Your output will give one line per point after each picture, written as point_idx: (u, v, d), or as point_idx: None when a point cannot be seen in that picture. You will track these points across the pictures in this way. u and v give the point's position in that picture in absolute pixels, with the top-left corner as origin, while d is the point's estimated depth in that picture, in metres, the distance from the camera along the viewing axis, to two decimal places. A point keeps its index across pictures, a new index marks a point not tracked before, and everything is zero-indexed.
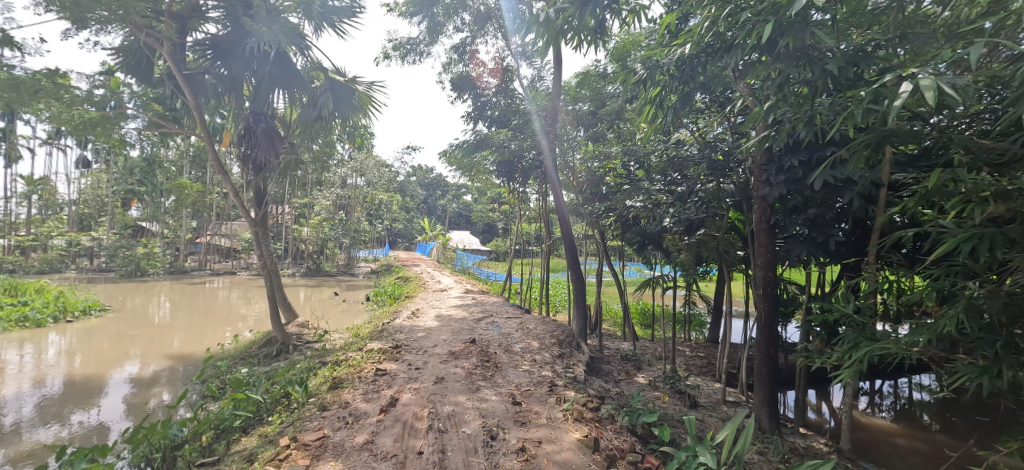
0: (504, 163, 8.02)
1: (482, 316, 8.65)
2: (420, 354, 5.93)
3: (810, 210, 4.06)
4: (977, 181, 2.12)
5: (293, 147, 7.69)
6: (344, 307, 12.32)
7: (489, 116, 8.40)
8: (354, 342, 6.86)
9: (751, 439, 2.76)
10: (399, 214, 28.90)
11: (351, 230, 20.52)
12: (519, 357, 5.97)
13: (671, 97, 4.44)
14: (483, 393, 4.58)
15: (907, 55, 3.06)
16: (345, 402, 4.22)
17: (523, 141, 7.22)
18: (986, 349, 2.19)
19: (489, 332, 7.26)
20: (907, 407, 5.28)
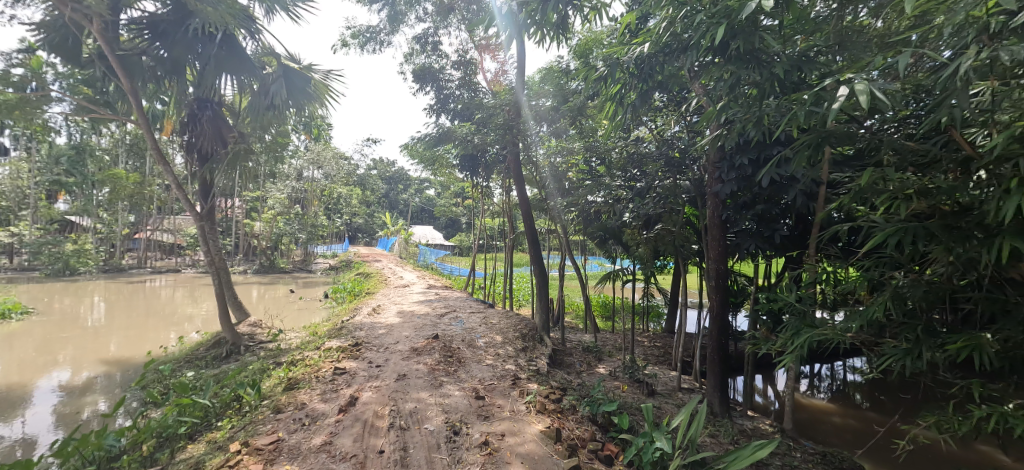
0: (466, 157, 8.17)
1: (445, 311, 8.63)
2: (382, 352, 5.86)
3: (758, 206, 4.30)
4: (903, 180, 2.31)
5: (244, 136, 7.32)
6: (301, 305, 11.97)
7: (452, 109, 8.30)
8: (311, 341, 6.70)
9: (704, 423, 2.93)
10: (359, 208, 28.26)
11: (307, 225, 19.92)
12: (482, 352, 6.01)
13: (631, 94, 4.55)
14: (446, 388, 4.59)
15: (845, 62, 3.30)
16: (302, 403, 4.13)
17: (484, 137, 6.97)
18: (908, 333, 2.40)
19: (452, 327, 7.26)
20: (842, 388, 5.71)
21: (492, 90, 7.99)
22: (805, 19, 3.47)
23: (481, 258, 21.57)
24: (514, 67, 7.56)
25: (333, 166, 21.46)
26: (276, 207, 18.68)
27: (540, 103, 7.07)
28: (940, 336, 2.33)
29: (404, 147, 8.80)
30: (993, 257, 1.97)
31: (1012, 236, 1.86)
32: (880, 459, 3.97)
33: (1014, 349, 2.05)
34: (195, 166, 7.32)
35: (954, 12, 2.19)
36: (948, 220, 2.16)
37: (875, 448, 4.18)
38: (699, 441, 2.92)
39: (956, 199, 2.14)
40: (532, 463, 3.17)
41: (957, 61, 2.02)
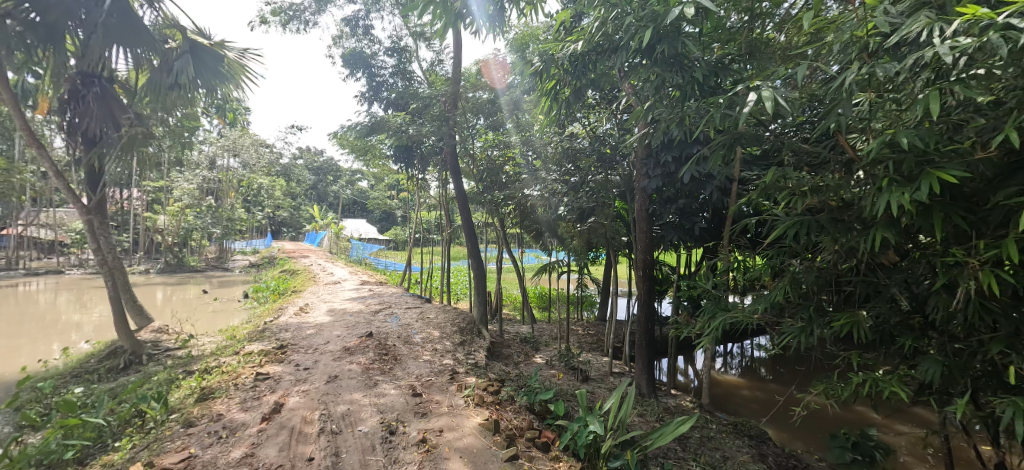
0: (400, 147, 7.95)
1: (379, 308, 8.45)
2: (310, 353, 5.64)
3: (680, 201, 4.66)
4: (800, 179, 2.60)
5: (141, 119, 6.65)
6: (217, 307, 11.13)
7: (385, 97, 8.11)
8: (228, 345, 6.29)
9: (633, 404, 3.15)
10: (283, 201, 26.69)
11: (222, 219, 18.47)
12: (419, 348, 5.98)
13: (565, 90, 4.68)
14: (381, 387, 4.53)
15: (753, 70, 3.66)
16: (218, 414, 3.88)
17: (421, 128, 6.81)
18: (803, 313, 2.73)
19: (387, 325, 7.12)
20: (750, 364, 6.35)
21: (428, 80, 7.89)
22: (721, 29, 3.79)
23: (417, 252, 21.36)
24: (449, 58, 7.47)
25: (254, 154, 20.06)
26: (184, 199, 17.12)
27: (478, 96, 7.14)
28: (828, 314, 2.67)
29: (334, 136, 8.46)
30: (869, 246, 2.27)
31: (882, 228, 2.16)
32: (781, 424, 4.50)
33: (883, 324, 2.40)
34: (79, 149, 6.61)
35: (841, 32, 2.49)
36: (835, 214, 2.46)
37: (777, 415, 4.73)
38: (629, 421, 3.14)
39: (841, 196, 2.45)
40: (470, 456, 3.23)
41: (843, 75, 2.29)
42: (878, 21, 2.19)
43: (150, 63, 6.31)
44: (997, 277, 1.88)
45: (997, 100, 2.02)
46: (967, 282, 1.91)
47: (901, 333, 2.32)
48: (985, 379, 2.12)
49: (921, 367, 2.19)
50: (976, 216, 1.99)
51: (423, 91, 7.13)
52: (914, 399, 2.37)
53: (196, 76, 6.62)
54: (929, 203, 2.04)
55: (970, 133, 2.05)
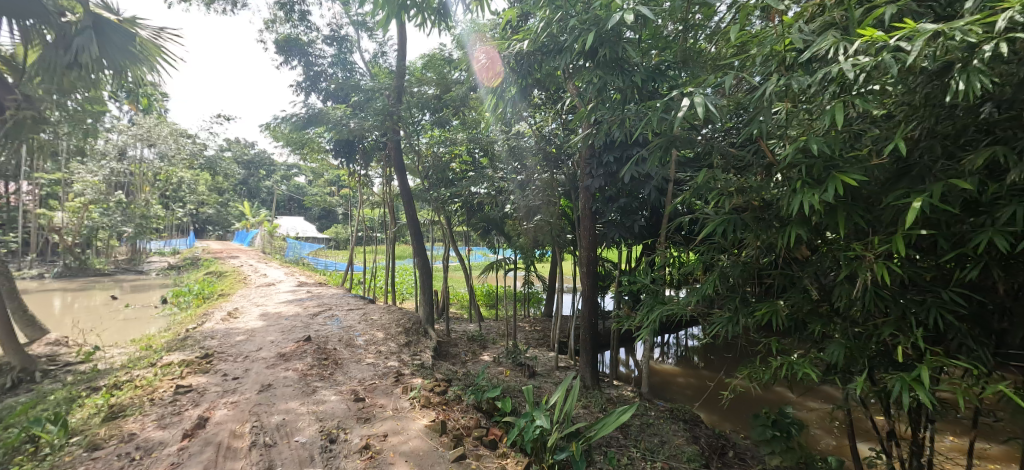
0: (341, 142, 7.68)
1: (318, 310, 8.14)
2: (240, 361, 5.36)
3: (621, 200, 4.92)
4: (727, 180, 2.82)
5: (30, 100, 5.66)
6: (128, 314, 10.18)
7: (325, 88, 7.86)
8: (142, 355, 5.79)
9: (577, 397, 3.27)
10: (207, 197, 24.89)
11: (134, 216, 16.88)
12: (362, 351, 5.85)
13: (511, 89, 4.73)
14: (320, 394, 4.39)
15: (687, 77, 3.92)
16: (131, 433, 3.56)
17: (363, 121, 6.67)
18: (730, 304, 2.95)
19: (327, 328, 6.88)
20: (685, 353, 6.77)
21: (371, 72, 7.71)
22: (658, 36, 4.01)
23: (361, 251, 20.76)
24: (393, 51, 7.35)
25: (174, 146, 18.54)
26: (87, 193, 15.41)
27: (423, 90, 6.94)
28: (751, 304, 2.92)
29: (267, 128, 8.00)
30: (786, 241, 2.50)
31: (796, 226, 2.40)
32: (712, 408, 4.85)
33: (797, 312, 2.65)
34: None
35: (763, 46, 2.71)
36: (758, 213, 2.69)
37: (708, 399, 5.08)
38: (574, 414, 3.26)
39: (762, 196, 2.67)
40: (416, 459, 3.22)
41: (764, 85, 2.51)
42: (793, 38, 2.41)
43: (42, 39, 5.54)
44: (889, 268, 2.15)
45: (889, 113, 2.30)
46: (865, 273, 2.16)
47: (812, 319, 2.58)
48: (878, 358, 2.42)
49: (828, 349, 2.43)
50: (872, 215, 2.25)
51: (366, 84, 7.00)
52: (822, 378, 2.65)
53: (102, 54, 5.74)
54: (835, 204, 2.28)
55: (867, 142, 2.32)
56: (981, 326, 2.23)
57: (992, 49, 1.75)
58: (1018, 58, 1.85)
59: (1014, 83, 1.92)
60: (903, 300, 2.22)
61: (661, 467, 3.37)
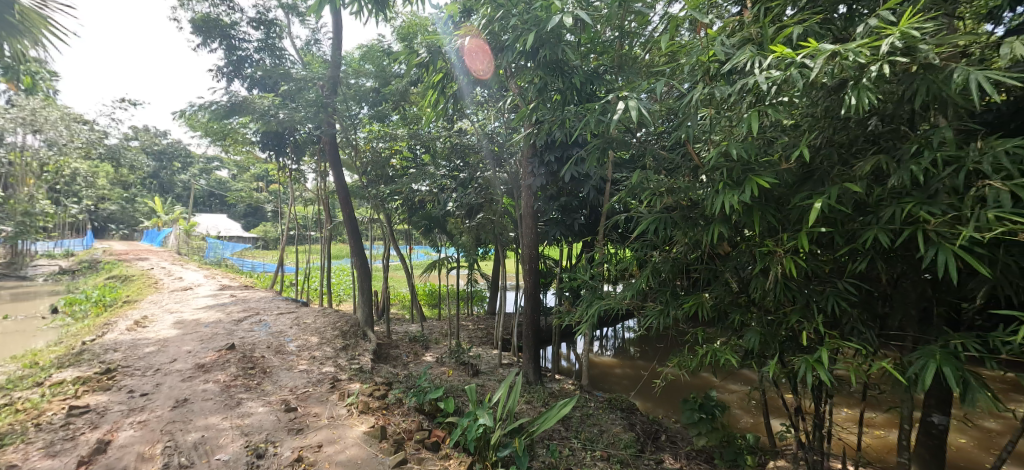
0: (269, 133, 7.22)
1: (244, 316, 7.65)
2: (149, 376, 4.95)
3: (562, 199, 5.10)
4: (658, 182, 2.99)
5: None
6: (8, 327, 8.97)
7: (250, 75, 7.40)
8: (28, 373, 5.16)
9: (519, 393, 3.34)
10: (110, 193, 22.45)
11: (16, 212, 14.83)
12: (294, 357, 5.61)
13: (452, 85, 4.69)
14: (246, 406, 4.17)
15: (623, 82, 4.13)
16: (11, 465, 3.17)
17: (295, 112, 6.25)
18: (661, 298, 3.15)
19: (253, 334, 6.50)
20: (622, 344, 7.13)
21: (304, 61, 7.34)
22: (597, 40, 4.18)
23: (294, 251, 19.72)
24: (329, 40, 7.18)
25: (67, 132, 16.48)
26: None
27: (361, 83, 6.90)
28: (679, 297, 3.13)
29: (180, 116, 7.14)
30: (709, 238, 2.72)
31: (719, 224, 2.60)
32: (646, 396, 5.15)
33: (720, 304, 2.87)
34: None
35: (690, 56, 2.90)
36: (685, 212, 2.89)
37: (643, 388, 5.39)
38: (516, 410, 3.33)
39: (689, 196, 2.88)
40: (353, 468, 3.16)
41: (691, 93, 2.69)
42: (716, 50, 2.60)
43: None
44: (796, 262, 2.40)
45: (797, 123, 2.57)
46: (777, 266, 2.40)
47: (732, 309, 2.82)
48: (787, 343, 2.69)
49: (745, 337, 2.66)
50: (783, 214, 2.50)
51: (297, 73, 6.59)
52: (741, 363, 2.89)
53: None
54: (751, 205, 2.50)
55: (778, 148, 2.57)
56: (869, 311, 2.55)
57: (878, 70, 2.00)
58: (898, 78, 2.12)
59: (895, 100, 2.21)
60: (808, 290, 2.48)
61: (600, 455, 3.54)
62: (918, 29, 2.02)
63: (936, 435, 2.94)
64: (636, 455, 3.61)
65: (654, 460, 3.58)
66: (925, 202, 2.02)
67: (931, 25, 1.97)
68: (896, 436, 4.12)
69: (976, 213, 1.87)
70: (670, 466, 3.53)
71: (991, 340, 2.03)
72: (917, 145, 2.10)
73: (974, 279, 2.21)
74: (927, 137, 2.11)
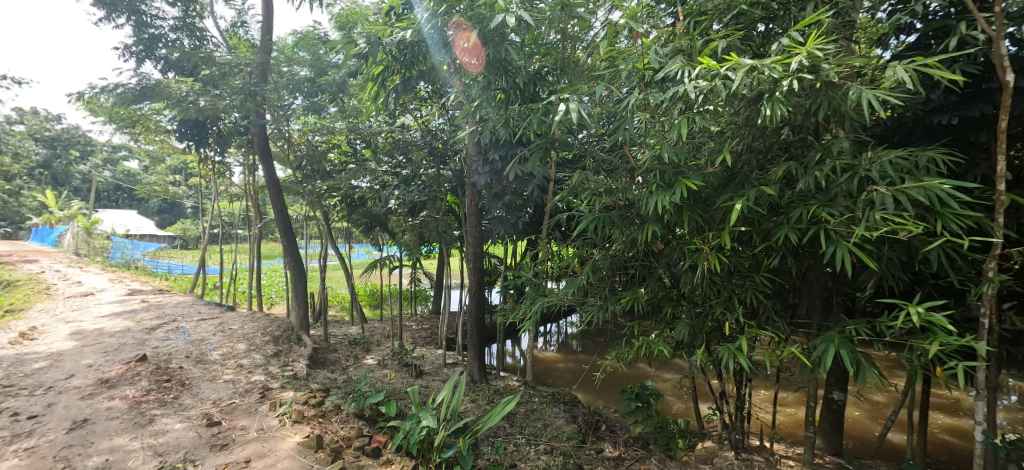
0: (187, 121, 6.88)
1: (157, 323, 7.05)
2: (39, 395, 4.45)
3: (506, 198, 5.21)
4: (597, 183, 3.13)
5: None
6: None
7: (165, 56, 6.57)
8: None
9: (463, 392, 3.36)
10: None
11: None
12: (217, 367, 5.27)
13: (394, 78, 4.55)
14: (160, 424, 3.87)
15: (566, 83, 4.25)
16: None
17: (218, 100, 5.79)
18: (601, 294, 3.30)
19: (169, 343, 6.00)
20: (566, 339, 7.36)
21: (229, 46, 6.75)
22: (541, 41, 4.26)
23: (218, 251, 18.38)
24: (257, 22, 6.68)
25: None
26: None
27: (294, 71, 6.33)
28: (617, 292, 3.29)
29: (78, 98, 6.33)
30: (644, 236, 2.87)
31: (652, 223, 2.77)
32: (588, 389, 5.36)
33: (653, 298, 3.06)
34: None
35: (627, 63, 3.03)
36: (622, 212, 3.04)
37: (585, 381, 5.60)
38: (460, 410, 3.34)
39: (626, 197, 3.04)
40: None
41: (627, 98, 2.82)
42: (651, 59, 2.74)
43: None
44: (720, 259, 2.60)
45: (722, 130, 2.79)
46: (703, 263, 2.58)
47: (665, 303, 3.00)
48: (713, 333, 2.91)
49: (675, 329, 2.86)
50: (709, 214, 2.70)
51: (220, 56, 5.99)
52: (672, 353, 3.10)
53: None
54: (682, 205, 2.68)
55: (705, 153, 2.77)
56: (782, 302, 2.83)
57: (789, 85, 2.21)
58: (806, 93, 2.36)
59: (803, 112, 2.45)
60: (731, 284, 2.71)
61: (544, 449, 3.64)
62: (821, 50, 2.26)
63: (835, 410, 3.41)
64: (578, 446, 3.74)
65: (595, 450, 3.73)
66: (827, 205, 2.26)
67: (832, 47, 2.21)
68: (804, 412, 4.58)
69: (867, 214, 2.14)
70: (609, 454, 3.70)
71: (878, 325, 2.33)
72: (820, 154, 2.35)
73: (865, 272, 2.53)
74: (828, 147, 2.37)
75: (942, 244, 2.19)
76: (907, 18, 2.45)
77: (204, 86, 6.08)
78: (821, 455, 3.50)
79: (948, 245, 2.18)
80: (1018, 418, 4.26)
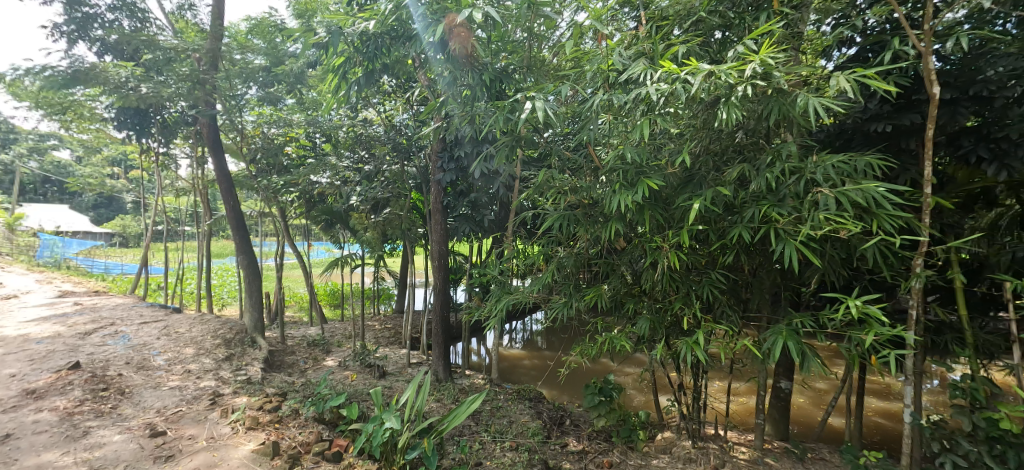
0: (127, 109, 6.36)
1: (93, 328, 6.58)
2: None
3: (471, 195, 5.24)
4: (563, 182, 3.19)
5: None
6: None
7: (101, 37, 5.99)
8: None
9: (428, 392, 3.33)
10: None
11: None
12: (162, 373, 4.99)
13: (355, 71, 4.43)
14: (96, 436, 3.63)
15: (532, 82, 4.28)
16: None
17: (162, 87, 5.44)
18: (566, 291, 3.35)
19: (107, 349, 5.62)
20: (531, 337, 7.44)
21: (175, 29, 6.33)
22: (507, 39, 4.27)
23: (162, 250, 17.31)
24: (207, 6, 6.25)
25: None
26: None
27: (248, 59, 6.07)
28: (581, 290, 3.36)
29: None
30: (607, 234, 2.95)
31: (615, 221, 2.84)
32: (552, 385, 5.44)
33: (616, 295, 3.14)
34: None
35: (591, 64, 3.08)
36: (587, 210, 3.10)
37: (550, 377, 5.68)
38: (424, 410, 3.31)
39: (590, 196, 3.10)
40: None
41: (591, 98, 2.87)
42: (615, 61, 2.81)
43: None
44: (679, 256, 2.70)
45: (681, 132, 2.90)
46: (663, 260, 2.68)
47: (627, 299, 3.09)
48: (672, 328, 3.03)
49: (637, 324, 2.95)
50: (669, 213, 2.80)
51: (166, 41, 5.59)
52: (634, 348, 3.20)
53: None
54: (644, 204, 2.76)
55: (665, 154, 2.88)
56: (736, 297, 2.98)
57: (743, 90, 2.32)
58: (759, 98, 2.49)
59: (755, 117, 2.59)
60: (689, 281, 2.82)
61: (509, 446, 3.68)
62: (772, 58, 2.39)
63: (783, 398, 3.62)
64: (543, 441, 3.80)
65: (560, 444, 3.81)
66: (777, 205, 2.40)
67: (782, 56, 2.34)
68: (754, 401, 4.84)
69: (812, 215, 2.29)
70: (573, 448, 3.77)
71: (822, 318, 2.50)
72: (771, 157, 2.49)
73: (811, 268, 2.70)
74: (777, 150, 2.52)
75: (877, 242, 2.37)
76: (849, 31, 2.63)
77: (146, 71, 5.65)
78: (770, 440, 3.72)
79: (883, 243, 2.36)
80: (940, 400, 4.67)
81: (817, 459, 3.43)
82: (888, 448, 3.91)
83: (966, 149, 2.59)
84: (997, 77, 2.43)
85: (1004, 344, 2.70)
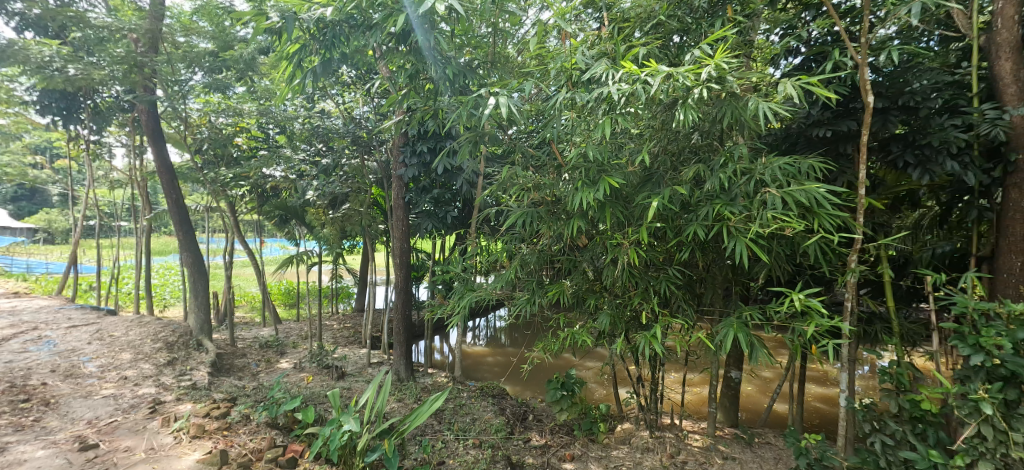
0: (52, 92, 5.86)
1: (12, 333, 6.00)
2: None
3: (434, 191, 5.17)
4: (528, 178, 3.23)
5: None
6: None
7: (20, 9, 5.44)
8: None
9: (388, 392, 3.26)
10: None
11: None
12: (94, 381, 4.63)
13: (311, 60, 4.25)
14: (16, 452, 3.31)
15: (496, 78, 4.27)
16: None
17: (93, 68, 5.08)
18: (530, 287, 3.38)
19: (29, 356, 5.14)
20: (495, 333, 7.46)
21: (108, 6, 5.82)
22: (471, 34, 4.23)
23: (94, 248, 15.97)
24: None
25: None
26: None
27: (192, 43, 5.57)
28: (544, 286, 3.40)
29: None
30: (570, 231, 2.99)
31: (577, 217, 2.89)
32: (515, 381, 5.49)
33: (578, 290, 3.21)
34: None
35: (556, 61, 3.12)
36: (550, 207, 3.14)
37: (513, 374, 5.73)
38: (385, 410, 3.23)
39: (553, 193, 3.14)
40: None
41: (556, 96, 2.91)
42: (579, 59, 2.84)
43: None
44: (638, 253, 2.79)
45: (641, 132, 3.00)
46: (623, 256, 2.76)
47: (589, 295, 3.16)
48: (631, 322, 3.11)
49: (598, 319, 3.02)
50: (629, 210, 2.88)
51: (96, 18, 5.14)
52: (595, 343, 3.26)
53: None
54: (605, 202, 2.82)
55: (626, 153, 2.98)
56: (691, 292, 3.11)
57: (699, 93, 2.41)
58: (714, 102, 2.60)
59: (710, 119, 2.70)
60: (647, 276, 2.91)
61: (472, 443, 3.67)
62: (726, 64, 2.50)
63: (734, 386, 3.81)
64: (506, 438, 3.82)
65: (522, 440, 3.84)
66: (729, 204, 2.52)
67: (736, 61, 2.45)
68: (707, 391, 5.08)
69: (761, 213, 2.42)
70: (536, 443, 3.82)
71: (768, 310, 2.66)
72: (724, 158, 2.62)
73: (759, 264, 2.86)
74: (730, 152, 2.65)
75: (818, 239, 2.54)
76: (795, 41, 2.80)
77: (74, 51, 5.26)
78: (721, 427, 3.91)
79: (822, 240, 2.53)
80: (870, 384, 5.07)
81: (764, 443, 3.65)
82: (825, 431, 4.22)
83: (895, 154, 2.75)
84: (921, 90, 2.67)
85: (924, 331, 2.99)
